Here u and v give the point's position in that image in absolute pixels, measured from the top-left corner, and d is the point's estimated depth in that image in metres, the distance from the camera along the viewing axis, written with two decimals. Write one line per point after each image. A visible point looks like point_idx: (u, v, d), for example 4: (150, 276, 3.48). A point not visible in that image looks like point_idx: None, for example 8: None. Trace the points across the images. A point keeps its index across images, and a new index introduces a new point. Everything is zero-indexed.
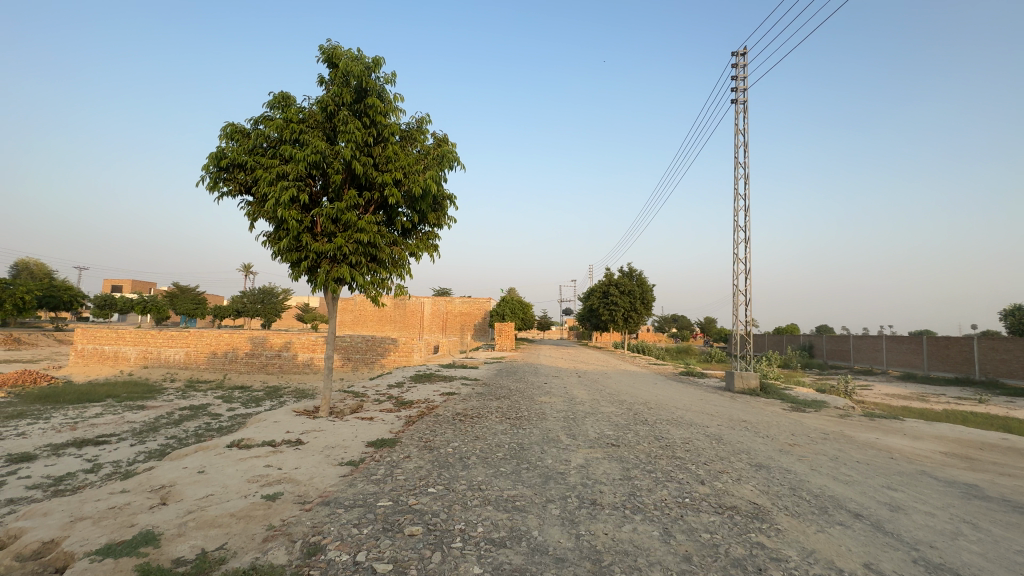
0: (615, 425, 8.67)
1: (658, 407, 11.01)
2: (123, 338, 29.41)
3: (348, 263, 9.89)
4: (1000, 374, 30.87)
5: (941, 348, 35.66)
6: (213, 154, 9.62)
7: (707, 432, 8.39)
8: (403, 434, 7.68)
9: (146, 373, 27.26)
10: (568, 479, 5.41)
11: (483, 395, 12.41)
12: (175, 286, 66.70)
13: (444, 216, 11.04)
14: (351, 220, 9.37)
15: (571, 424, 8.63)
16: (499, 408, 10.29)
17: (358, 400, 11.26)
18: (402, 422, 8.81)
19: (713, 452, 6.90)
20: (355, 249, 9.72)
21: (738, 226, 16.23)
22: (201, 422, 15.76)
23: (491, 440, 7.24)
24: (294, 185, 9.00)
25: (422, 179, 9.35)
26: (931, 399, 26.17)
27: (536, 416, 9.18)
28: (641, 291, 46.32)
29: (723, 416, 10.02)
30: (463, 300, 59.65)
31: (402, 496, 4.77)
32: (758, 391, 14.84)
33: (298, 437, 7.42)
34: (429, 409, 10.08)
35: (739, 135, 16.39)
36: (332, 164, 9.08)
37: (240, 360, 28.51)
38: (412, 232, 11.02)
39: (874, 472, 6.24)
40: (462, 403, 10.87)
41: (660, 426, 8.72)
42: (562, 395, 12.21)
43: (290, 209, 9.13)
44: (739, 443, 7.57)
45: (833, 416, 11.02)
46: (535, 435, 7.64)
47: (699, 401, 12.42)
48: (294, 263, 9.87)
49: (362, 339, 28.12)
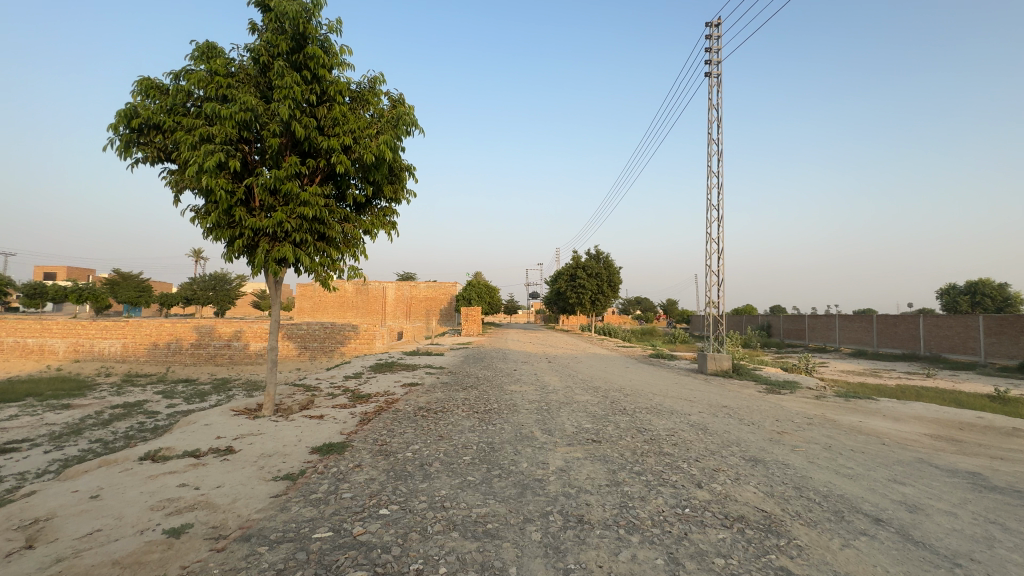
0: (593, 416, 7.98)
1: (634, 393, 10.43)
2: (49, 330, 26.68)
3: (292, 242, 8.67)
4: (943, 349, 32.47)
5: (889, 325, 37.21)
6: (122, 112, 8.10)
7: (691, 421, 7.81)
8: (355, 436, 6.69)
9: (77, 367, 24.84)
10: (548, 488, 4.62)
11: (448, 385, 11.50)
12: (115, 272, 62.00)
13: (402, 189, 9.94)
14: (294, 192, 8.14)
15: (545, 417, 7.87)
16: (466, 400, 9.42)
17: (308, 396, 10.13)
18: (356, 420, 7.81)
19: (702, 445, 6.29)
20: (299, 225, 8.51)
21: (711, 204, 15.77)
22: (134, 422, 14.16)
23: (457, 441, 6.36)
24: (222, 149, 7.66)
25: (376, 146, 8.22)
26: (883, 376, 27.16)
27: (507, 409, 8.38)
28: (608, 274, 46.20)
29: (703, 403, 9.50)
30: (428, 285, 58.14)
31: (346, 524, 3.84)
32: (730, 372, 14.56)
33: (229, 445, 6.32)
34: (388, 403, 9.09)
35: (713, 109, 15.82)
36: (267, 125, 7.79)
37: (185, 352, 26.42)
38: (367, 207, 9.90)
39: (873, 462, 5.77)
40: (425, 396, 9.93)
41: (641, 416, 8.07)
42: (533, 384, 11.45)
43: (218, 177, 7.79)
44: (726, 433, 7.00)
45: (809, 398, 10.77)
46: (506, 432, 6.83)
47: (674, 386, 11.95)
48: (227, 241, 8.55)
49: (319, 327, 26.57)
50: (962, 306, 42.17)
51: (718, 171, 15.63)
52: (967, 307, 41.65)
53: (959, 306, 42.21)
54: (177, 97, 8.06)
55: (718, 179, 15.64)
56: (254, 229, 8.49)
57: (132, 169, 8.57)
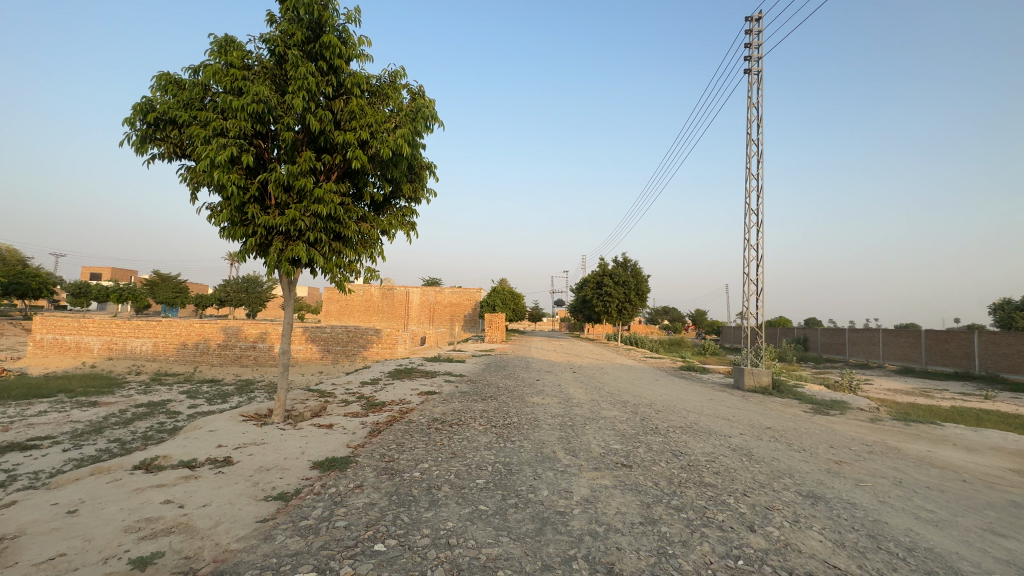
0: (622, 435, 7.26)
1: (666, 410, 9.63)
2: (85, 328, 27.53)
3: (305, 241, 8.30)
4: (1001, 369, 30.04)
5: (939, 341, 34.81)
6: (138, 107, 7.90)
7: (733, 444, 6.99)
8: (362, 449, 6.18)
9: (109, 365, 25.47)
10: (572, 524, 3.97)
11: (467, 394, 10.95)
12: (154, 274, 64.41)
13: (422, 188, 9.53)
14: (308, 188, 7.77)
15: (569, 434, 7.21)
16: (484, 412, 8.83)
17: (321, 402, 9.73)
18: (366, 431, 7.31)
19: (750, 475, 5.50)
20: (313, 224, 8.13)
21: (750, 209, 14.89)
22: (154, 422, 14.14)
23: (470, 460, 5.76)
24: (235, 143, 7.36)
25: (393, 140, 7.79)
26: (935, 396, 25.20)
27: (528, 424, 7.74)
28: (635, 282, 45.05)
29: (744, 423, 8.63)
30: (453, 291, 58.02)
31: (334, 562, 3.29)
32: (770, 389, 13.52)
33: (227, 456, 5.90)
34: (402, 413, 8.58)
35: (752, 109, 14.99)
36: (281, 118, 7.47)
37: (212, 352, 26.79)
38: (385, 207, 9.52)
39: (960, 506, 4.86)
40: (442, 406, 9.39)
41: (675, 437, 7.29)
42: (557, 396, 10.78)
43: (230, 173, 7.48)
44: (776, 461, 6.17)
45: (863, 421, 9.72)
46: (526, 451, 6.20)
47: (710, 402, 11.07)
48: (240, 240, 8.24)
49: (343, 330, 26.54)
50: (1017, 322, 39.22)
51: (757, 173, 14.76)
52: (1022, 323, 38.72)
53: (1013, 322, 39.30)
54: (193, 91, 7.84)
55: (757, 182, 14.76)
56: (267, 227, 8.16)
57: (149, 165, 8.37)
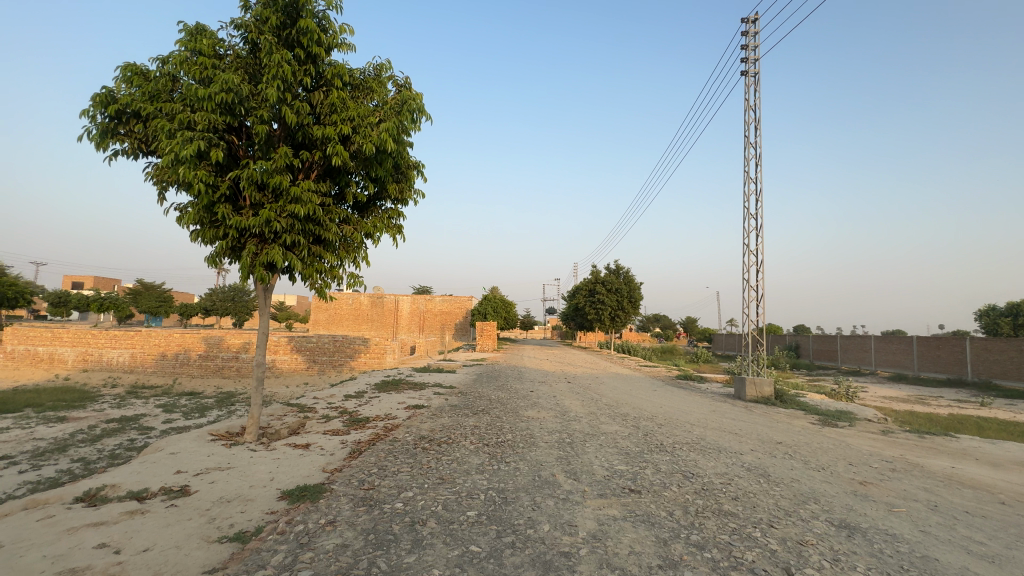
0: (626, 454, 6.67)
1: (669, 423, 9.06)
2: (59, 338, 26.41)
3: (282, 244, 7.68)
4: (993, 375, 29.97)
5: (931, 348, 34.75)
6: (99, 98, 7.26)
7: (746, 463, 6.43)
8: (339, 475, 5.53)
9: (84, 377, 24.38)
10: (580, 570, 3.37)
11: (457, 408, 10.30)
12: (138, 283, 62.87)
13: (409, 188, 8.98)
14: (284, 186, 7.16)
15: (569, 453, 6.61)
16: (476, 428, 8.21)
17: (300, 419, 9.02)
18: (346, 452, 6.65)
19: (773, 502, 4.93)
20: (290, 225, 7.51)
21: (748, 214, 14.49)
22: (124, 439, 13.27)
23: (460, 487, 5.13)
24: (203, 136, 6.74)
25: (377, 135, 7.23)
26: (931, 403, 24.95)
27: (524, 442, 7.13)
28: (628, 289, 44.66)
29: (753, 438, 8.08)
30: (444, 299, 57.24)
31: None
32: (773, 399, 13.02)
33: (184, 485, 5.20)
34: (386, 430, 7.92)
35: (749, 111, 14.64)
36: (254, 111, 6.88)
37: (192, 363, 25.81)
38: (370, 209, 8.95)
39: (1011, 536, 4.34)
40: (430, 421, 8.74)
41: (684, 456, 6.71)
42: (553, 409, 10.16)
43: (197, 169, 6.84)
44: (796, 483, 5.63)
45: (875, 434, 9.24)
46: (523, 474, 5.59)
47: (712, 414, 10.54)
48: (211, 243, 7.58)
49: (329, 340, 25.70)
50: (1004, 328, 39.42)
51: (756, 176, 14.39)
52: (1010, 329, 38.91)
53: (1001, 328, 39.44)
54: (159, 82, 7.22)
55: (756, 186, 14.39)
56: (240, 229, 7.52)
57: (111, 162, 7.71)
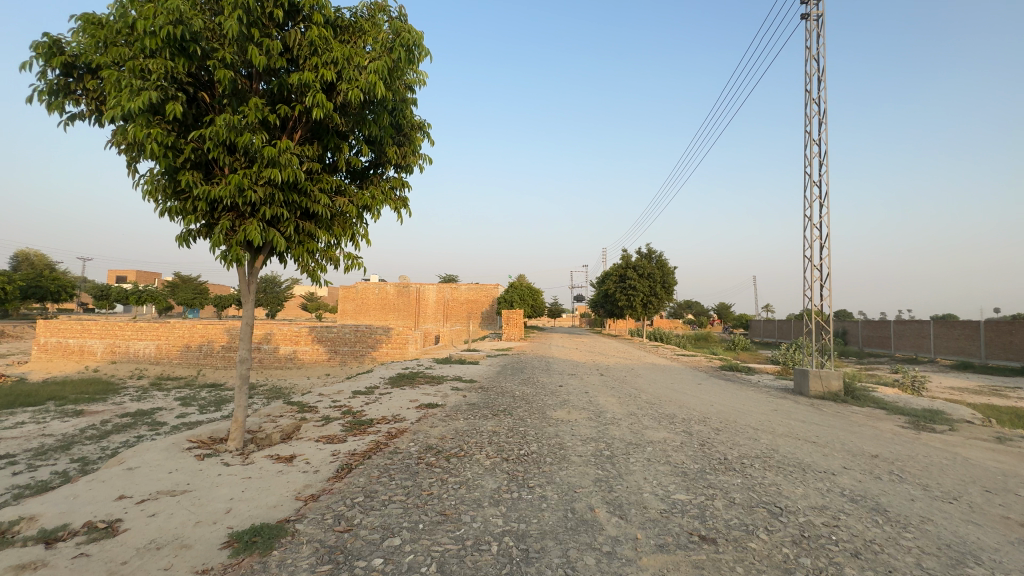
0: (683, 475, 5.22)
1: (727, 428, 7.52)
2: (88, 330, 26.64)
3: (261, 218, 6.50)
4: None
5: (1002, 333, 31.38)
6: (44, 49, 6.12)
7: (848, 492, 4.84)
8: (315, 505, 4.29)
9: (111, 369, 24.43)
10: None
11: (475, 407, 9.03)
12: (175, 276, 64.64)
13: (414, 152, 7.70)
14: (256, 146, 5.94)
15: (609, 473, 5.20)
16: (494, 434, 6.90)
17: (295, 421, 7.92)
18: (335, 468, 5.43)
19: (920, 566, 3.37)
20: (268, 196, 6.32)
21: (811, 182, 12.41)
22: (130, 436, 12.65)
23: (466, 530, 3.79)
24: (156, 86, 5.55)
25: (365, 80, 5.92)
26: (1008, 396, 22.26)
27: (553, 456, 5.75)
28: (661, 274, 42.42)
29: (839, 450, 6.46)
30: (469, 287, 56.26)
31: None
32: (842, 395, 11.23)
33: (116, 520, 4.04)
34: (389, 438, 6.66)
35: (812, 61, 12.50)
36: (216, 53, 5.66)
37: (215, 354, 25.52)
38: (368, 177, 7.68)
39: None
40: (442, 425, 7.47)
41: (760, 478, 5.19)
42: (585, 408, 8.74)
43: (151, 126, 5.64)
44: (934, 528, 4.04)
45: (991, 443, 7.42)
46: (551, 509, 4.21)
47: (776, 415, 8.90)
48: (180, 218, 6.43)
49: (350, 330, 24.96)
50: None
51: (820, 136, 12.28)
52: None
53: None
54: (107, 26, 5.99)
55: (820, 148, 12.25)
56: (211, 200, 6.35)
57: (68, 127, 6.60)
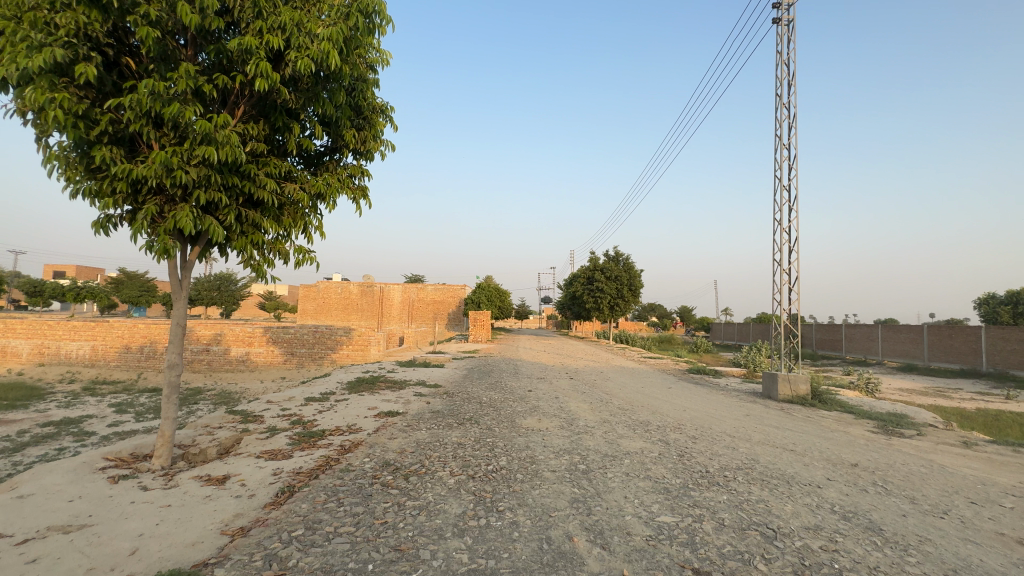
0: (666, 492, 4.80)
1: (704, 437, 7.21)
2: (12, 330, 24.22)
3: (195, 204, 5.68)
4: (1010, 365, 28.27)
5: (943, 337, 33.11)
6: None
7: (839, 509, 4.54)
8: (243, 542, 3.59)
9: (38, 372, 22.25)
10: None
11: (439, 415, 8.39)
12: (120, 272, 60.49)
13: (375, 137, 7.05)
14: (188, 120, 5.14)
15: (587, 491, 4.72)
16: (460, 446, 6.31)
17: (235, 434, 7.06)
18: (274, 492, 4.70)
19: None
20: (203, 178, 5.51)
21: (781, 186, 12.39)
22: (50, 448, 11.28)
23: (424, 570, 3.20)
24: (61, 42, 4.67)
25: (317, 49, 5.26)
26: (952, 397, 23.36)
27: (524, 472, 5.22)
28: (628, 277, 42.77)
29: (819, 459, 6.24)
30: (436, 288, 55.22)
31: None
32: (810, 399, 11.23)
33: None
34: (341, 453, 5.93)
35: (783, 66, 12.53)
36: (138, 8, 4.85)
37: (159, 356, 23.68)
38: (322, 164, 6.95)
39: None
40: (402, 436, 6.80)
41: (746, 493, 4.83)
42: (557, 416, 8.25)
43: (55, 89, 4.75)
44: (934, 550, 3.75)
45: (960, 448, 7.40)
46: (523, 539, 3.67)
47: (749, 421, 8.69)
48: (96, 202, 5.53)
49: (309, 330, 23.70)
50: (1002, 318, 38.82)
51: (790, 141, 12.28)
52: (1008, 318, 38.26)
53: (998, 317, 39.00)
54: None
55: (790, 152, 12.25)
56: (134, 181, 5.49)
57: None
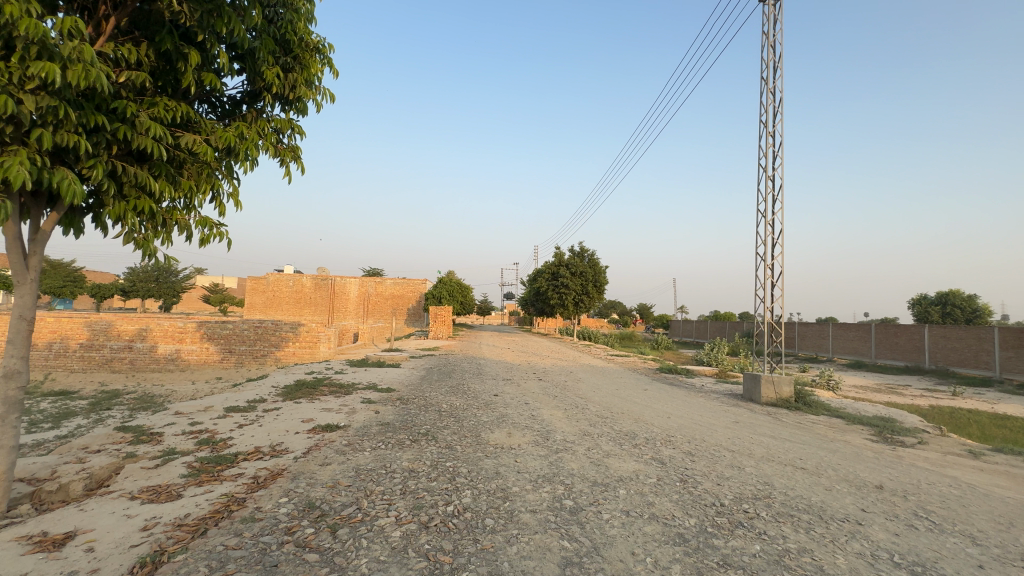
0: (682, 541, 3.66)
1: (702, 453, 6.17)
2: None
3: (38, 148, 4.03)
4: (950, 362, 29.36)
5: (888, 335, 34.24)
6: None
7: (901, 560, 3.53)
8: None
9: None
10: None
11: (389, 429, 6.96)
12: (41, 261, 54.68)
13: (307, 81, 5.56)
14: (11, 18, 3.51)
15: (580, 546, 3.49)
16: (410, 475, 4.93)
17: (115, 461, 5.40)
18: (130, 565, 3.18)
19: None
20: (47, 111, 3.88)
21: (766, 175, 11.71)
22: None
23: None
24: None
25: None
26: (903, 394, 23.87)
27: (494, 516, 3.94)
28: (593, 273, 42.28)
29: (840, 483, 5.29)
30: (395, 282, 53.27)
31: None
32: (794, 402, 10.55)
33: None
34: (248, 491, 4.44)
35: (768, 48, 11.78)
36: None
37: (70, 354, 20.73)
38: (237, 114, 5.44)
39: None
40: (337, 462, 5.35)
41: (781, 540, 3.76)
42: (529, 428, 7.02)
43: None
44: None
45: (972, 460, 6.71)
46: None
47: (743, 430, 7.75)
48: None
49: (249, 326, 21.44)
50: (932, 317, 41.01)
51: (774, 128, 11.55)
52: (937, 317, 40.47)
53: (929, 316, 41.18)
54: None
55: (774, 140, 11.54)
56: None
57: None
